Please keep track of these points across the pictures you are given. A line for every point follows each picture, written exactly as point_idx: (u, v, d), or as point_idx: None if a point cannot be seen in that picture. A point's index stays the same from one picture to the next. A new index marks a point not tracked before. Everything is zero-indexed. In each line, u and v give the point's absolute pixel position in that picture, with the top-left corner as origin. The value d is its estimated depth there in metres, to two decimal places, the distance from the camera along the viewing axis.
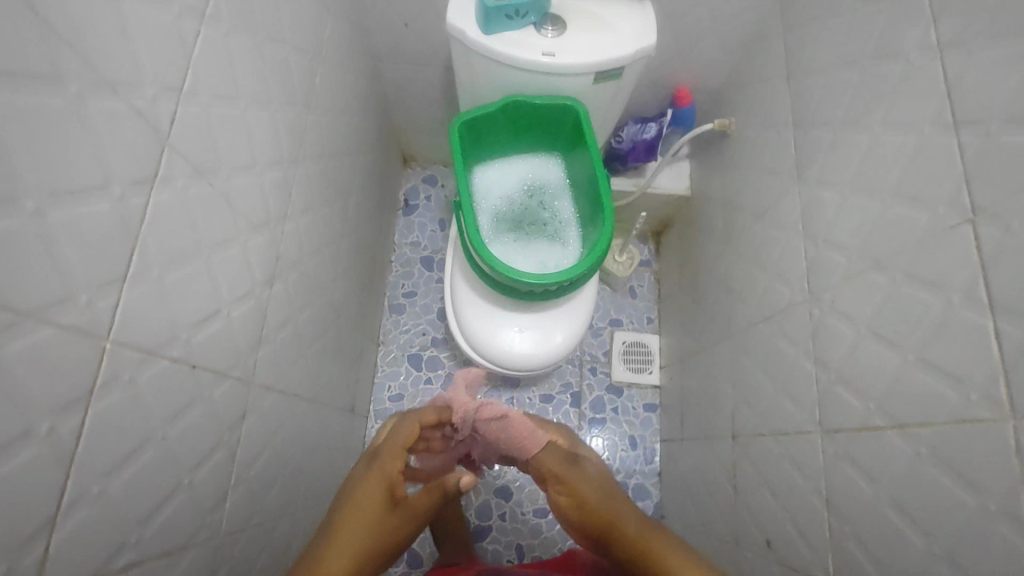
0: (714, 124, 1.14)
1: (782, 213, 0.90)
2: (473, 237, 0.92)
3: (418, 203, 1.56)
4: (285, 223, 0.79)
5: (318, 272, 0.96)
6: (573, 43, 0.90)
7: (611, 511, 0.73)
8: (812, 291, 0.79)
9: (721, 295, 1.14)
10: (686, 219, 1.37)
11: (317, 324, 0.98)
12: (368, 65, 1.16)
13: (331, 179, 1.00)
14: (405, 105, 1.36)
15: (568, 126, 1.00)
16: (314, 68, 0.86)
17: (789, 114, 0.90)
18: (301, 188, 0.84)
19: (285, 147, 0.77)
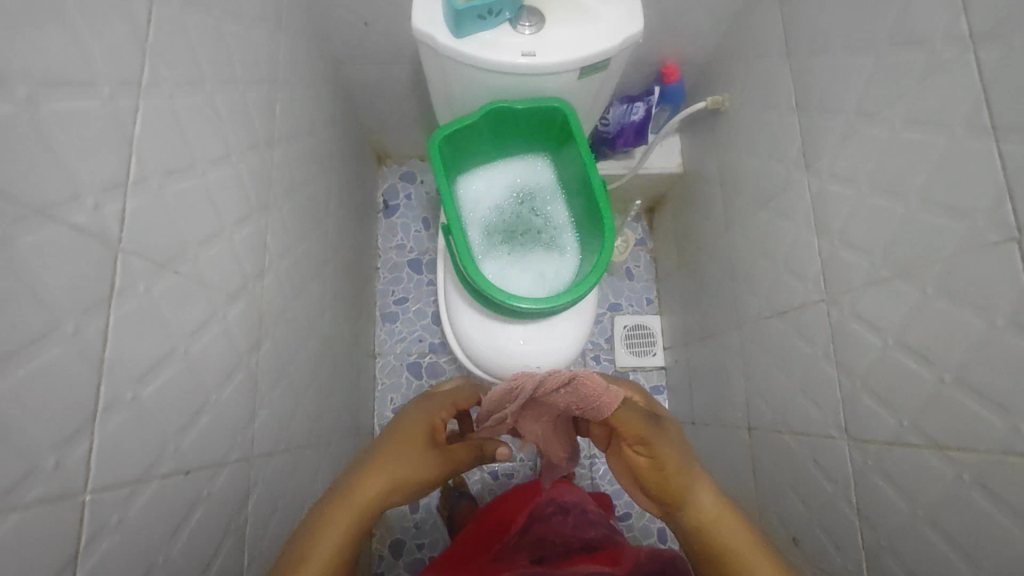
0: (706, 103, 1.07)
1: (787, 204, 0.85)
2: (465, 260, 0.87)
3: (398, 203, 1.49)
4: (263, 277, 0.73)
5: (304, 311, 0.90)
6: (555, 38, 0.82)
7: (689, 478, 0.65)
8: (828, 291, 0.75)
9: (725, 281, 1.09)
10: (680, 196, 1.31)
11: (311, 363, 0.93)
12: (330, 71, 1.07)
13: (307, 209, 0.93)
14: (374, 105, 1.27)
15: (554, 127, 0.93)
16: (273, 97, 0.78)
17: (789, 96, 0.83)
18: (275, 233, 0.78)
19: (252, 196, 0.70)
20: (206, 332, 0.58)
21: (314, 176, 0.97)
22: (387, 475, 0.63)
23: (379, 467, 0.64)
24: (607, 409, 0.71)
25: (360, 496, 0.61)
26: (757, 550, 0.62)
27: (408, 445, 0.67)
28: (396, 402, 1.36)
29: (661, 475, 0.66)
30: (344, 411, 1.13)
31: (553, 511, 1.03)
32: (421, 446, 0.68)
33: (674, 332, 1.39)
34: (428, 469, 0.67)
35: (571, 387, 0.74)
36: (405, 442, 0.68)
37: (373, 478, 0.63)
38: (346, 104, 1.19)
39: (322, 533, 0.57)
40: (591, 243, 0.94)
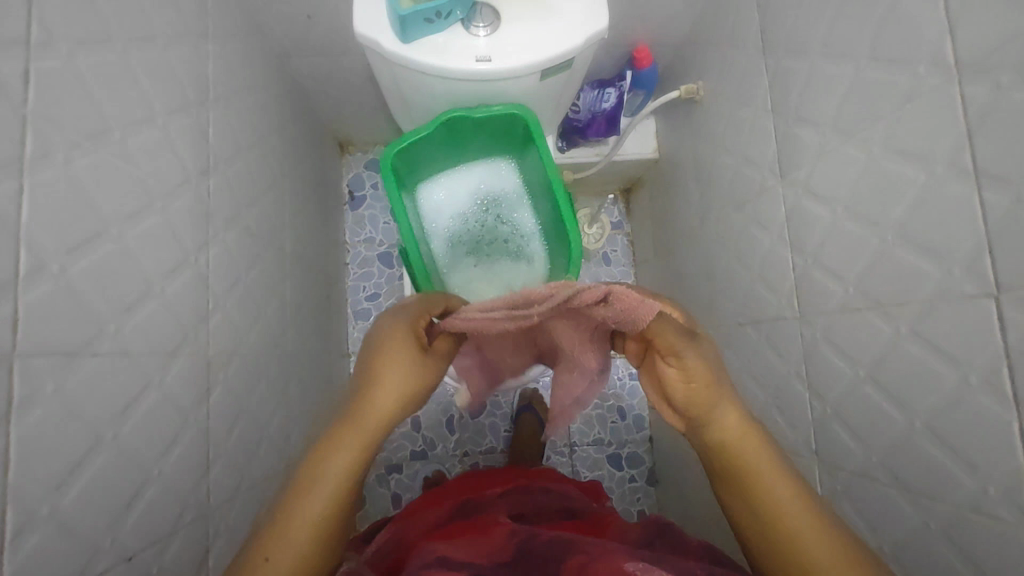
0: (680, 91, 1.00)
1: (761, 212, 0.81)
2: (426, 278, 0.84)
3: (364, 194, 1.42)
4: (209, 320, 0.69)
5: (263, 336, 0.86)
6: (513, 38, 0.75)
7: (720, 396, 0.53)
8: (801, 309, 0.72)
9: (700, 277, 1.06)
10: (655, 181, 1.25)
11: (275, 388, 0.90)
12: (275, 68, 0.99)
13: (258, 228, 0.88)
14: (329, 95, 1.19)
15: (517, 133, 0.89)
16: (205, 119, 0.71)
17: (763, 97, 0.78)
18: (219, 268, 0.73)
19: (187, 239, 0.65)
20: (139, 405, 0.54)
21: (265, 189, 0.91)
22: (392, 385, 0.53)
23: (378, 385, 0.53)
24: (642, 325, 0.57)
25: (368, 422, 0.52)
26: (785, 479, 0.51)
27: (403, 352, 0.55)
28: None
29: (693, 391, 0.54)
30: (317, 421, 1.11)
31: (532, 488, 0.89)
32: (416, 352, 0.57)
33: None
34: (429, 380, 0.57)
35: (609, 306, 0.59)
36: (399, 350, 0.56)
37: (381, 396, 0.52)
38: (297, 98, 1.11)
39: (313, 473, 0.50)
40: (559, 251, 0.92)
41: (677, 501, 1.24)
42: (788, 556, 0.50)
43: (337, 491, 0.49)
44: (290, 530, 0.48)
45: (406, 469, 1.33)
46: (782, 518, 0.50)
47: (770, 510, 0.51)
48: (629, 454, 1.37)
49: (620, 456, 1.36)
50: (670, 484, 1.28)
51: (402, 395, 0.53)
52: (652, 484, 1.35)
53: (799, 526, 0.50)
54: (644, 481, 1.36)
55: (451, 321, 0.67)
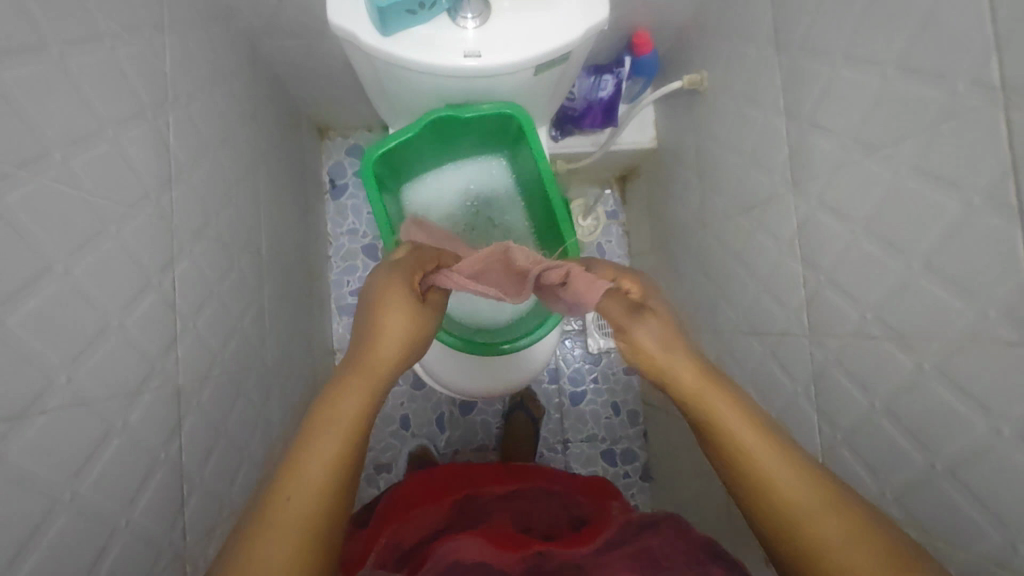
0: (684, 82, 0.94)
1: (769, 220, 0.76)
2: None
3: (346, 182, 1.34)
4: (178, 347, 0.64)
5: (240, 351, 0.81)
6: (504, 29, 0.69)
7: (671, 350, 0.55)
8: (810, 327, 0.68)
9: (700, 278, 1.01)
10: (653, 172, 1.20)
11: (257, 402, 0.85)
12: (244, 55, 0.91)
13: (232, 234, 0.81)
14: (305, 79, 1.10)
15: (510, 132, 0.84)
16: (163, 123, 0.64)
17: (775, 96, 0.72)
18: (186, 288, 0.67)
19: (148, 262, 0.59)
20: (98, 457, 0.50)
21: (237, 191, 0.84)
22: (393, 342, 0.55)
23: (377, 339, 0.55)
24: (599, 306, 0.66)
25: (373, 369, 0.52)
26: (754, 424, 0.49)
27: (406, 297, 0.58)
28: None
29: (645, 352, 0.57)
30: None
31: (539, 493, 0.84)
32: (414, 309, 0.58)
33: None
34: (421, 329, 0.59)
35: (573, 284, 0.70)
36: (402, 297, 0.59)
37: (386, 344, 0.55)
38: (270, 85, 1.03)
39: (318, 427, 0.47)
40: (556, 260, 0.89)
41: (671, 499, 1.22)
42: (779, 512, 0.46)
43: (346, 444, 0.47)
44: (291, 484, 0.44)
45: (396, 468, 1.29)
46: (765, 471, 0.47)
47: (757, 473, 0.47)
48: (623, 449, 1.35)
49: (614, 452, 1.35)
50: (664, 482, 1.26)
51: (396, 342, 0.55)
52: (646, 480, 1.33)
53: (781, 478, 0.46)
54: (638, 476, 1.34)
55: (441, 277, 0.68)
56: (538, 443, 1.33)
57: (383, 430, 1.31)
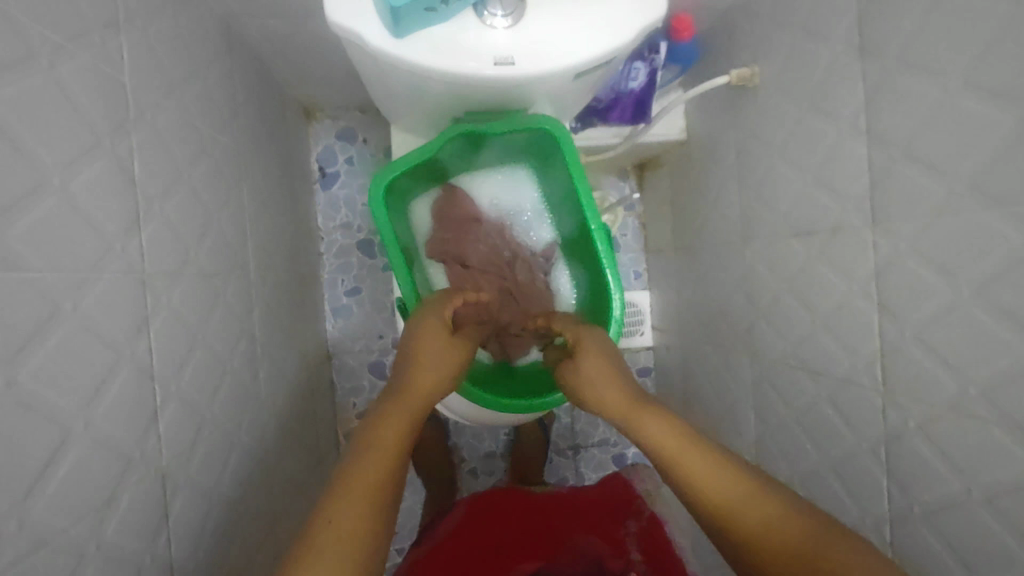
0: (730, 77, 0.81)
1: (838, 253, 0.67)
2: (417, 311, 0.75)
3: (338, 170, 1.20)
4: (158, 422, 0.54)
5: (231, 395, 0.71)
6: (541, 29, 0.56)
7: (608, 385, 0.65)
8: (885, 385, 0.61)
9: (737, 294, 0.92)
10: (680, 166, 1.08)
11: (252, 448, 0.76)
12: (218, 40, 0.76)
13: (216, 263, 0.70)
14: (289, 59, 0.95)
15: (543, 142, 0.73)
16: (123, 151, 0.52)
17: (857, 111, 0.61)
18: (165, 347, 0.56)
19: (116, 334, 0.48)
20: None
21: (219, 210, 0.72)
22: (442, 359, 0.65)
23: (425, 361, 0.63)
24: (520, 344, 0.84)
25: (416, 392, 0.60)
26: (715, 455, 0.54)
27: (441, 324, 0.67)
28: (360, 404, 1.23)
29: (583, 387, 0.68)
30: (302, 452, 0.99)
31: None
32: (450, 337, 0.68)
33: (666, 315, 1.23)
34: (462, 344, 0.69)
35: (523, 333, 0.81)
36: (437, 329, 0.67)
37: (391, 422, 0.55)
38: (250, 69, 0.88)
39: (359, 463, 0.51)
40: (593, 288, 0.81)
41: None
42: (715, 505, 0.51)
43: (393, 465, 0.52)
44: (334, 510, 0.47)
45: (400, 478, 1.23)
46: (687, 465, 0.54)
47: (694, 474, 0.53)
48: (637, 453, 1.30)
49: (625, 456, 1.30)
50: None
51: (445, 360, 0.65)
52: None
53: (707, 479, 0.52)
54: None
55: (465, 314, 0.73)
56: (549, 448, 1.28)
57: None
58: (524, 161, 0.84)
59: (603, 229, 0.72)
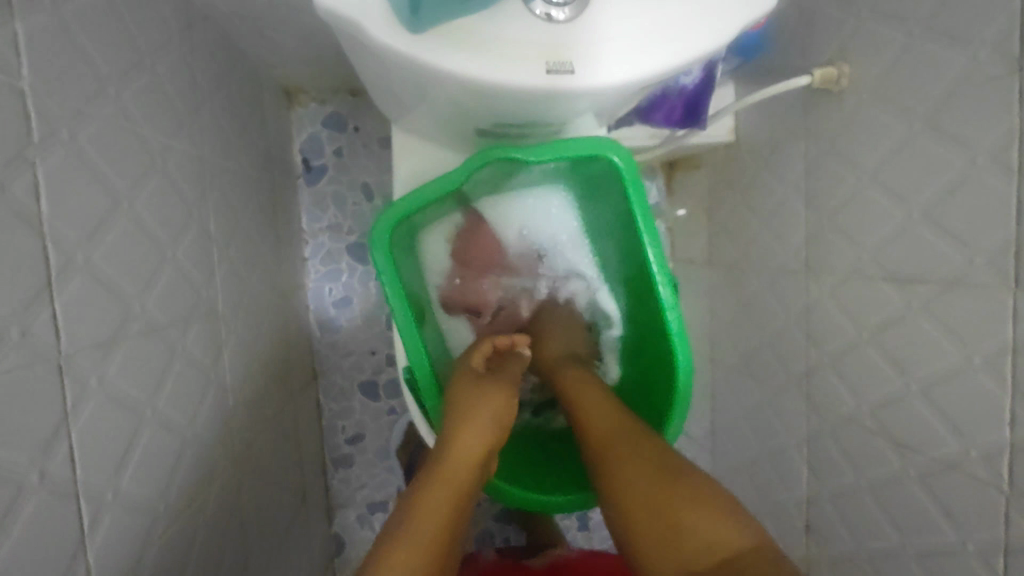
0: (812, 77, 0.65)
1: (957, 313, 0.53)
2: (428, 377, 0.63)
3: (325, 163, 1.04)
4: (86, 551, 0.42)
5: (191, 470, 0.57)
6: (611, 24, 0.43)
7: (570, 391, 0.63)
8: (1011, 484, 0.49)
9: (795, 332, 0.75)
10: (721, 171, 0.92)
11: (215, 525, 0.62)
12: (171, 16, 0.60)
13: (170, 309, 0.55)
14: (263, 35, 0.78)
15: (593, 169, 0.60)
16: (19, 194, 0.37)
17: (1005, 140, 0.48)
18: (88, 448, 0.42)
19: (13, 460, 0.35)
20: None
21: (175, 240, 0.57)
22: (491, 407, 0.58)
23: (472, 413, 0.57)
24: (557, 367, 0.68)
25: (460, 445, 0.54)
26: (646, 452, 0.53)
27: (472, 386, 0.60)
28: (350, 429, 1.08)
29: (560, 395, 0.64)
30: (284, 501, 0.84)
31: None
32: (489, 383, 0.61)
33: (694, 338, 1.03)
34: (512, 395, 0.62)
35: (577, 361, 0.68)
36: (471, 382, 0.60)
37: (437, 483, 0.50)
38: (214, 49, 0.71)
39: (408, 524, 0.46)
40: (641, 341, 0.68)
41: None
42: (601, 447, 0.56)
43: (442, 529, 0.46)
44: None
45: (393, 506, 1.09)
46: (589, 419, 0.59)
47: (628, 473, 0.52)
48: None
49: None
50: None
51: (496, 411, 0.58)
52: None
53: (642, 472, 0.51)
54: None
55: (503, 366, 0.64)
56: None
57: (378, 466, 1.09)
58: (560, 183, 0.69)
59: (668, 279, 0.59)
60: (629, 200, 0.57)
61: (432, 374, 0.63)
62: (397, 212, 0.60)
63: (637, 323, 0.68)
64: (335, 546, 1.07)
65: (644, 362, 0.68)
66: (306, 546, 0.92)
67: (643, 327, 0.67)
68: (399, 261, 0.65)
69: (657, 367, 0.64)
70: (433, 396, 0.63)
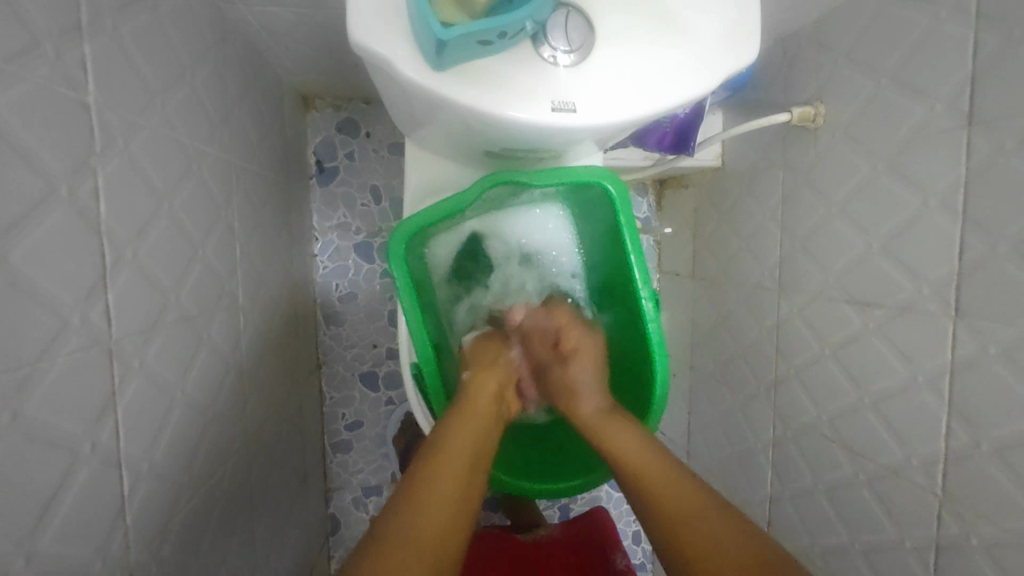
0: (791, 115, 0.71)
1: (907, 336, 0.59)
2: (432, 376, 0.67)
3: (337, 165, 1.09)
4: (125, 515, 0.47)
5: (209, 447, 0.63)
6: (610, 69, 0.49)
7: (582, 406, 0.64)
8: (944, 490, 0.56)
9: (765, 345, 0.82)
10: (707, 191, 0.98)
11: (227, 496, 0.67)
12: (209, 32, 0.65)
13: (198, 300, 0.61)
14: (289, 47, 0.83)
15: (589, 193, 0.65)
16: (84, 197, 0.43)
17: (954, 186, 0.54)
18: (129, 423, 0.48)
19: (73, 431, 0.41)
20: None
21: (204, 237, 0.63)
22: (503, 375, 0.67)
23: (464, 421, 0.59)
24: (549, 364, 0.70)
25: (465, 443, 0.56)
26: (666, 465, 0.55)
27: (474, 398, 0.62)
28: (349, 417, 1.14)
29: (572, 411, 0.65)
30: (286, 482, 0.90)
31: None
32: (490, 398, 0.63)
33: (677, 345, 1.09)
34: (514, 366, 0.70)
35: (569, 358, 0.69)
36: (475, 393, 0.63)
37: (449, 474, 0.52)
38: (243, 60, 0.76)
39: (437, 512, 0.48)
40: (623, 350, 0.74)
41: None
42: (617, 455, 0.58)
43: (467, 471, 0.53)
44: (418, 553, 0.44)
45: (386, 492, 1.15)
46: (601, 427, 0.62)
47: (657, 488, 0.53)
48: None
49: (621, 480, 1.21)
50: None
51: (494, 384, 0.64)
52: None
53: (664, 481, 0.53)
54: None
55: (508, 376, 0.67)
56: None
57: (373, 453, 1.15)
58: (559, 202, 0.75)
59: (652, 293, 0.64)
60: (619, 223, 0.63)
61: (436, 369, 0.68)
62: (413, 222, 0.64)
63: (619, 333, 0.74)
64: (330, 526, 1.13)
65: (624, 370, 0.73)
66: (304, 526, 0.97)
67: (625, 338, 0.72)
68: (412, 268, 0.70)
69: (637, 374, 0.70)
70: (437, 391, 0.68)
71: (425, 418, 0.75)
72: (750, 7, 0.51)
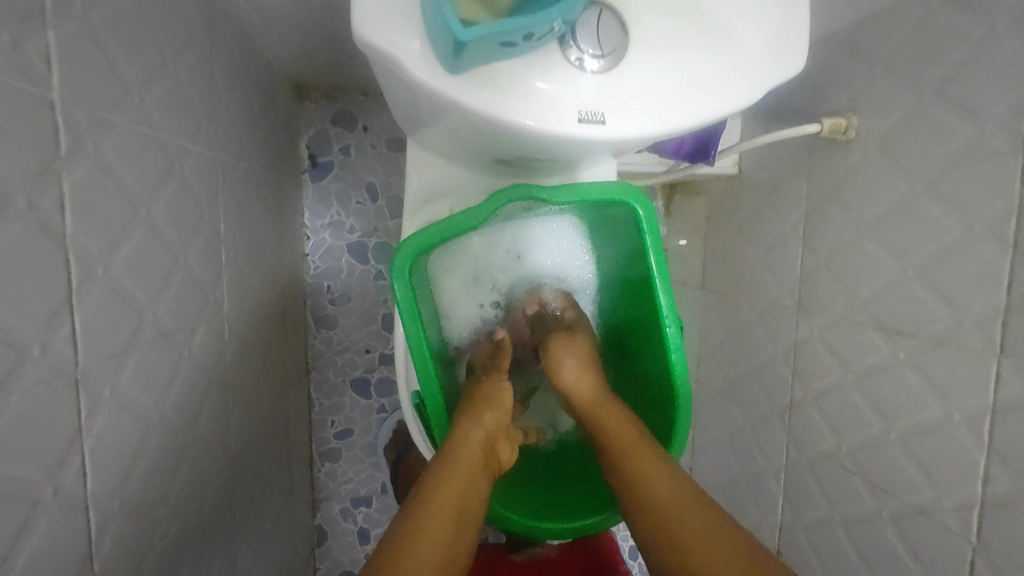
0: (821, 126, 0.67)
1: (943, 370, 0.55)
2: (437, 406, 0.62)
3: (332, 160, 1.04)
4: (91, 561, 0.42)
5: (188, 471, 0.58)
6: (641, 76, 0.45)
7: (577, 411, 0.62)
8: (979, 536, 0.52)
9: (780, 365, 0.78)
10: (721, 201, 0.94)
11: (207, 522, 0.62)
12: (195, 18, 0.59)
13: (178, 313, 0.55)
14: (282, 34, 0.78)
15: (615, 212, 0.62)
16: (46, 209, 0.37)
17: (1004, 214, 0.50)
18: (97, 460, 0.43)
19: (30, 477, 0.36)
20: None
21: (187, 244, 0.57)
22: (499, 413, 0.59)
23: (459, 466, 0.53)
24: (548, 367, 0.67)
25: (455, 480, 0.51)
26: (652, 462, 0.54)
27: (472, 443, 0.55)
28: (339, 424, 1.09)
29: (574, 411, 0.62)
30: (272, 497, 0.85)
31: None
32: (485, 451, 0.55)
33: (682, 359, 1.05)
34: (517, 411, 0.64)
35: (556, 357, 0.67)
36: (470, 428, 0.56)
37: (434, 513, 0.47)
38: (233, 47, 0.70)
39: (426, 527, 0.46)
40: (639, 374, 0.70)
41: None
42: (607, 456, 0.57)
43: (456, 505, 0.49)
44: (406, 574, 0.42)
45: (376, 502, 1.11)
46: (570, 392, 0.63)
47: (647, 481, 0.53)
48: None
49: None
50: None
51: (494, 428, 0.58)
52: None
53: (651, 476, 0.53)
54: None
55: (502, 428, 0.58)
56: None
57: (363, 462, 1.10)
58: (575, 214, 0.71)
59: (675, 318, 0.60)
60: (644, 245, 0.59)
61: (440, 397, 0.63)
62: (420, 236, 0.59)
63: (634, 355, 0.71)
64: (317, 537, 1.08)
65: (640, 394, 0.70)
66: (289, 542, 0.92)
67: (643, 362, 0.69)
68: (416, 283, 0.64)
69: (657, 401, 0.66)
70: (439, 420, 0.62)
71: (422, 439, 0.70)
72: (788, 29, 0.46)
